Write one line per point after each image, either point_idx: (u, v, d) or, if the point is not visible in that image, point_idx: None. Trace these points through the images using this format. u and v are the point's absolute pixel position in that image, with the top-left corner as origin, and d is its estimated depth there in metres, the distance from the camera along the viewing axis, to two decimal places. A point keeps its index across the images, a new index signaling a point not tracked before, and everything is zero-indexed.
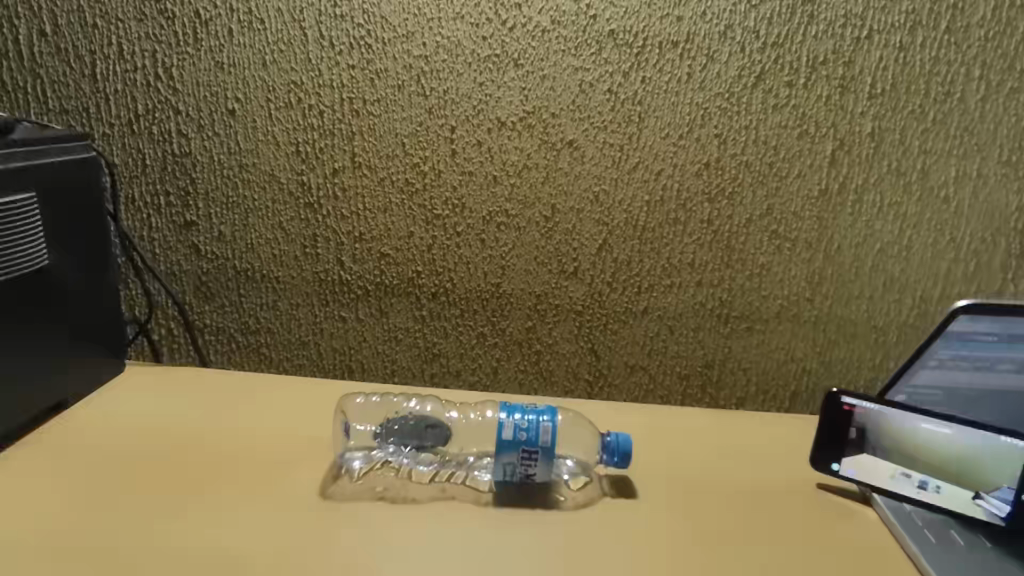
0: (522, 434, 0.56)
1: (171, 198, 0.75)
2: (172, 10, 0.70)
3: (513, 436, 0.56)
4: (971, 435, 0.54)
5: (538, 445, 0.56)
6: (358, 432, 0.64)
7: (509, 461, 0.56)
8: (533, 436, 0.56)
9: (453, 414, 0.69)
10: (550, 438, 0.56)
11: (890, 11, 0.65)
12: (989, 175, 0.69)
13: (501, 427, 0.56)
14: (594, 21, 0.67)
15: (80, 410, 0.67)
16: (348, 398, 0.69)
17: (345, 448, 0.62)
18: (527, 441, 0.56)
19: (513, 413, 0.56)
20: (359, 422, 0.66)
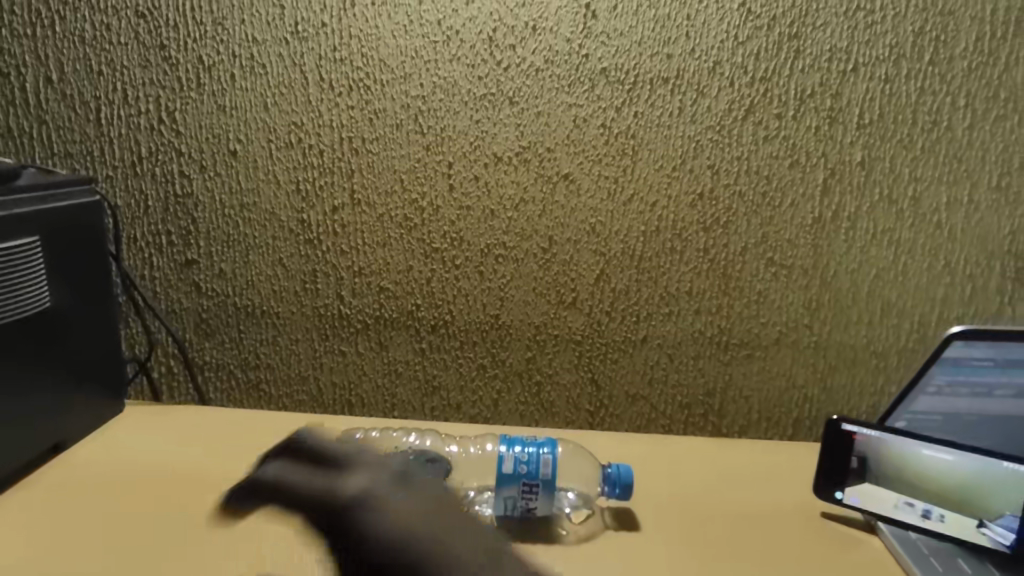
0: (522, 467, 0.56)
1: (172, 237, 0.76)
2: (175, 57, 0.72)
3: (513, 470, 0.56)
4: (973, 461, 0.53)
5: (538, 478, 0.56)
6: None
7: (509, 494, 0.56)
8: (533, 469, 0.56)
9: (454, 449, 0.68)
10: (551, 471, 0.56)
11: (874, 45, 0.67)
12: (980, 201, 0.70)
13: (501, 460, 0.56)
14: (587, 60, 0.69)
15: (80, 449, 0.66)
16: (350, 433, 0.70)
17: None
18: (527, 474, 0.56)
19: (513, 446, 0.57)
20: None
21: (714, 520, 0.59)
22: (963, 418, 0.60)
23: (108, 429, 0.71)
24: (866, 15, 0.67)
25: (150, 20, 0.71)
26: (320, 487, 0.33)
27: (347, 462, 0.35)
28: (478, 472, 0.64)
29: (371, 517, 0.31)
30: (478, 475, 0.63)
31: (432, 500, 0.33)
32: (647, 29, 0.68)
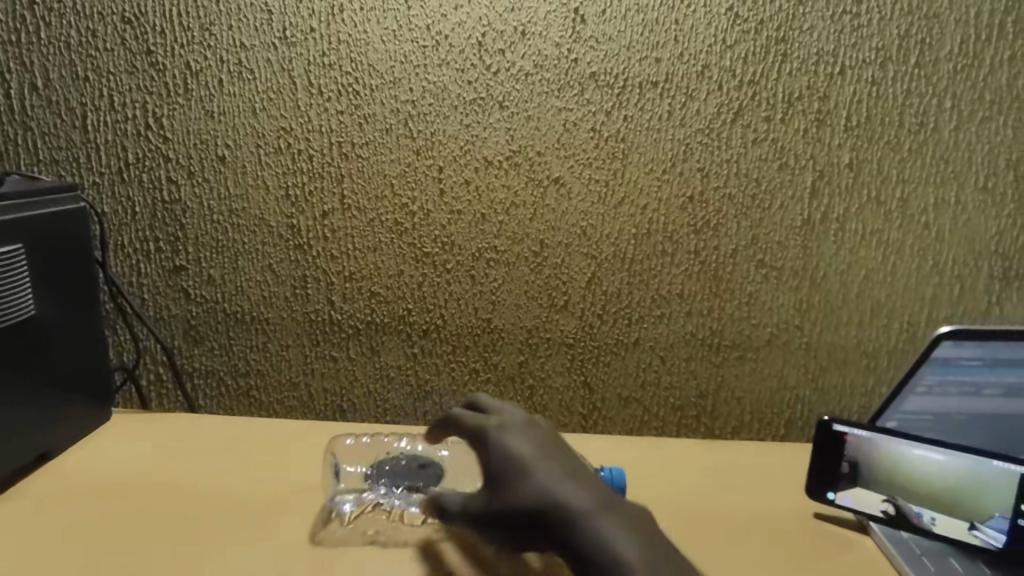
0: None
1: (161, 244, 0.75)
2: (162, 62, 0.71)
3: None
4: (962, 461, 0.53)
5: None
6: (347, 474, 0.63)
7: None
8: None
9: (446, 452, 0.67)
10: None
11: (860, 48, 0.68)
12: (967, 201, 0.70)
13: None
14: (576, 64, 0.69)
15: (66, 458, 0.66)
16: (337, 440, 0.70)
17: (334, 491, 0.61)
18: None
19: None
20: (349, 464, 0.65)
21: (706, 522, 0.59)
22: (953, 418, 0.60)
23: (95, 438, 0.70)
24: (852, 18, 0.67)
25: (136, 26, 0.71)
26: (474, 425, 0.57)
27: (495, 411, 0.59)
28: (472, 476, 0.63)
29: (505, 438, 0.54)
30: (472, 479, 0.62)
31: (543, 438, 0.55)
32: (635, 33, 0.68)
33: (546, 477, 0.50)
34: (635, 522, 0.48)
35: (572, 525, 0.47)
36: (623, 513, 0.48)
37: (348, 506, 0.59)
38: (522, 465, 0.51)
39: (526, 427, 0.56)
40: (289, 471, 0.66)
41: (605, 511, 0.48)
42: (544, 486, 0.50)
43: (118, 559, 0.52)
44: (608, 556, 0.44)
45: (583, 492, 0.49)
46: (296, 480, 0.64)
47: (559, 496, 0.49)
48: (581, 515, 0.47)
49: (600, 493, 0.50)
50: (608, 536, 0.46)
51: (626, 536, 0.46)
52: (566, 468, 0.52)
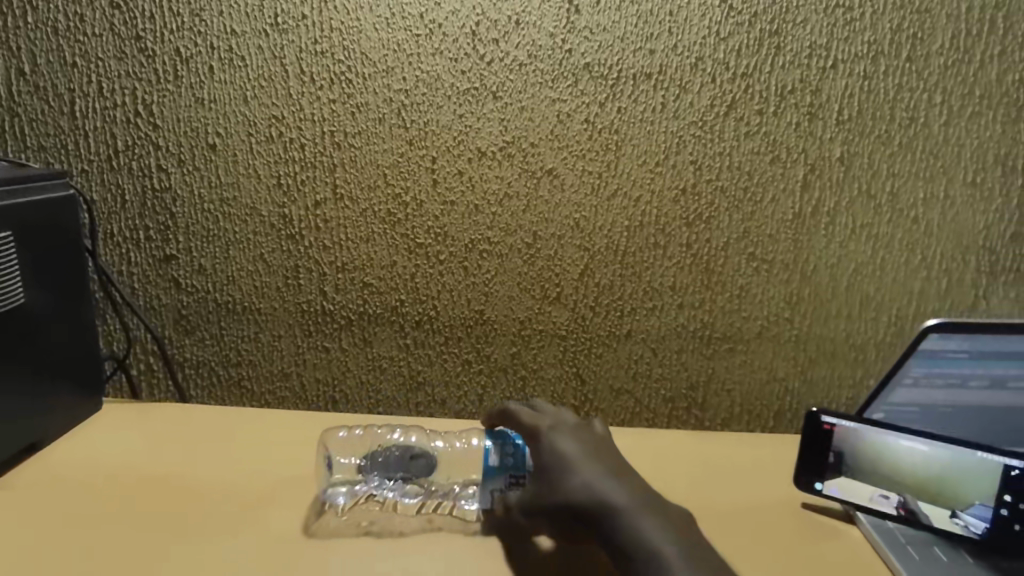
0: (509, 459, 0.57)
1: (151, 233, 0.75)
2: (152, 48, 0.70)
3: (499, 462, 0.57)
4: (947, 451, 0.54)
5: (525, 469, 0.57)
6: (340, 467, 0.63)
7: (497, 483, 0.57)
8: (520, 460, 0.57)
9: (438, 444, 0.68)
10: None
11: (853, 41, 0.68)
12: (956, 196, 0.71)
13: (488, 452, 0.57)
14: (570, 55, 0.69)
15: (57, 448, 0.65)
16: (331, 432, 0.68)
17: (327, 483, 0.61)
18: (514, 466, 0.57)
19: (499, 440, 0.58)
20: (342, 456, 0.65)
21: (697, 510, 0.60)
22: (940, 410, 0.61)
23: (86, 428, 0.70)
24: (845, 12, 0.67)
25: (125, 10, 0.70)
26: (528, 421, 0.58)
27: (549, 411, 0.60)
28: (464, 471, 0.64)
29: (558, 437, 0.55)
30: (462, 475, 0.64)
31: (593, 440, 0.56)
32: (629, 24, 0.68)
33: (592, 474, 0.51)
34: (677, 522, 0.49)
35: (615, 521, 0.48)
36: (666, 514, 0.49)
37: (343, 497, 0.60)
38: (572, 462, 0.52)
39: (577, 430, 0.57)
40: (284, 463, 0.65)
41: (648, 510, 0.49)
42: (591, 483, 0.50)
43: (112, 553, 0.51)
44: (647, 551, 0.45)
45: (627, 491, 0.50)
46: (290, 469, 0.64)
47: (604, 493, 0.50)
48: (624, 512, 0.48)
49: (644, 495, 0.51)
50: (649, 534, 0.46)
51: (666, 535, 0.47)
52: (613, 469, 0.53)
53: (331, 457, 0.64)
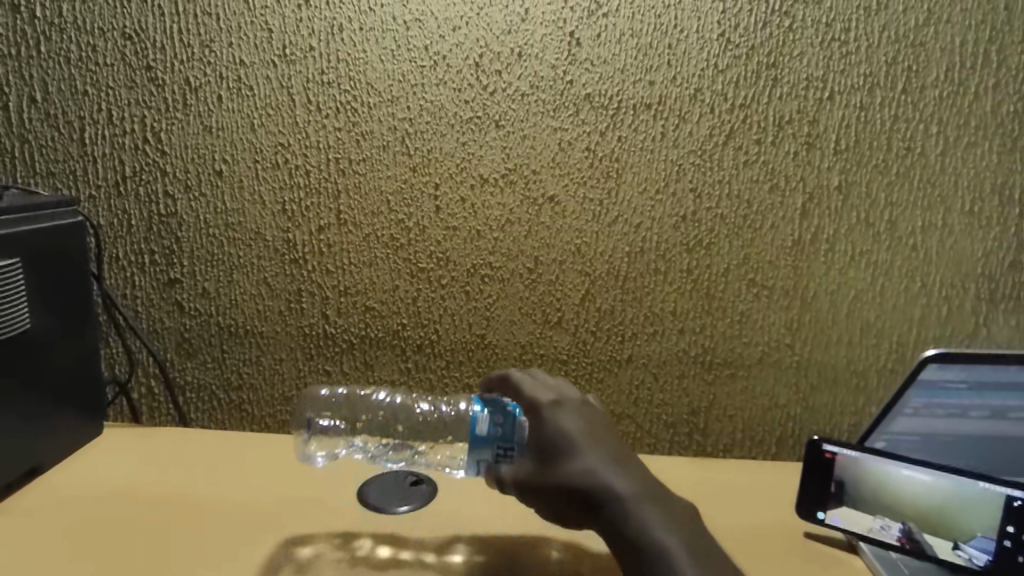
0: (496, 429, 0.54)
1: (156, 257, 0.76)
2: (162, 78, 0.72)
3: (488, 431, 0.54)
4: (949, 481, 0.54)
5: (514, 441, 0.54)
6: (320, 426, 0.69)
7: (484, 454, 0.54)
8: (509, 432, 0.54)
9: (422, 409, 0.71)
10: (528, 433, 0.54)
11: (849, 74, 0.69)
12: (954, 224, 0.71)
13: (476, 422, 0.55)
14: (571, 86, 0.70)
15: (58, 472, 0.65)
16: (315, 389, 0.76)
17: (308, 439, 0.69)
18: (503, 437, 0.54)
19: (489, 410, 0.55)
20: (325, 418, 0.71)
21: None
22: (942, 439, 0.61)
23: (87, 451, 0.70)
24: (840, 45, 0.69)
25: (137, 41, 0.71)
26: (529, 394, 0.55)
27: (551, 386, 0.58)
28: (439, 434, 0.69)
29: (561, 413, 0.53)
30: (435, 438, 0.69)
31: (595, 421, 0.54)
32: (629, 56, 0.70)
33: (596, 457, 0.50)
34: (679, 515, 0.48)
35: (618, 509, 0.47)
36: (667, 505, 0.48)
37: (320, 459, 0.68)
38: (575, 442, 0.51)
39: (579, 409, 0.55)
40: (282, 487, 0.65)
41: (651, 500, 0.48)
42: (594, 467, 0.49)
43: None
44: (648, 539, 0.45)
45: (630, 478, 0.49)
46: (290, 493, 0.64)
47: (607, 479, 0.48)
48: (627, 500, 0.47)
49: (645, 482, 0.49)
50: (653, 525, 0.46)
51: (669, 526, 0.46)
52: (616, 454, 0.51)
53: (313, 417, 0.70)
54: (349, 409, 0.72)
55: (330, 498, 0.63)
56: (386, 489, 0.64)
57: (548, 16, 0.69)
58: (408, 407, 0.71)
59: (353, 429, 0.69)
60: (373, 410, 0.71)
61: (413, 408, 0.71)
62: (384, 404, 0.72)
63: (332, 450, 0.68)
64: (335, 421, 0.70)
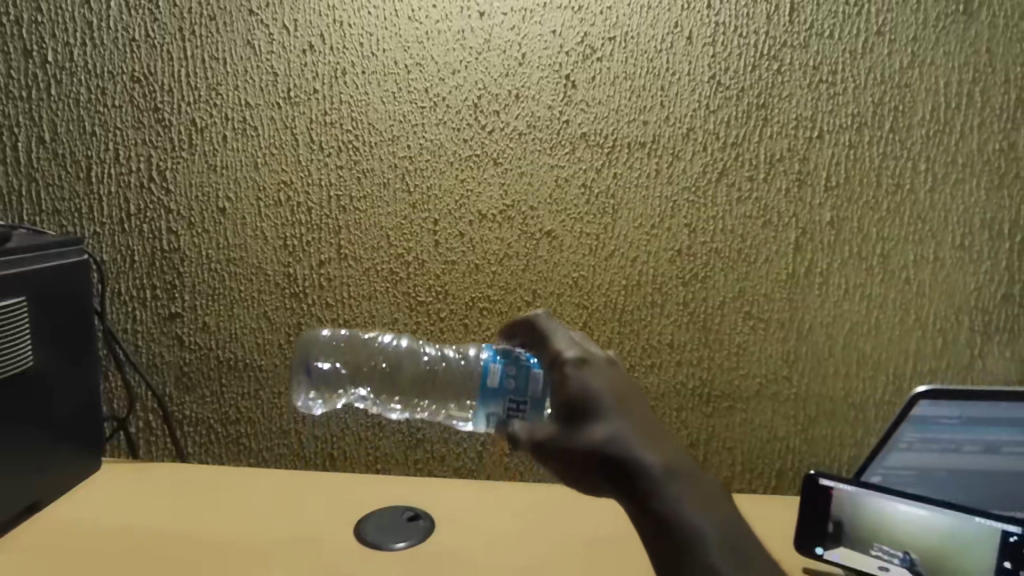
0: (506, 383, 0.55)
1: (157, 291, 0.76)
2: (169, 119, 0.74)
3: (499, 384, 0.55)
4: (945, 518, 0.54)
5: (526, 396, 0.55)
6: (317, 370, 0.69)
7: (494, 407, 0.56)
8: (521, 386, 0.55)
9: (427, 356, 0.68)
10: (540, 388, 0.55)
11: (837, 113, 0.71)
12: (945, 258, 0.73)
13: (487, 374, 0.56)
14: (567, 125, 0.72)
15: (56, 509, 0.65)
16: (314, 332, 0.74)
17: (305, 381, 0.70)
18: (514, 391, 0.55)
19: (502, 361, 0.56)
20: (324, 358, 0.70)
21: None
22: (938, 475, 0.60)
23: (84, 488, 0.69)
24: (828, 87, 0.71)
25: (145, 84, 0.74)
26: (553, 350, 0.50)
27: (577, 341, 0.52)
28: (440, 386, 0.65)
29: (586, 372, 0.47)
30: (434, 392, 0.65)
31: (625, 382, 0.48)
32: (624, 98, 0.72)
33: (625, 425, 0.43)
34: (714, 496, 0.42)
35: (648, 487, 0.41)
36: (703, 484, 0.42)
37: (318, 408, 0.71)
38: (603, 406, 0.44)
39: (608, 369, 0.48)
40: (280, 523, 0.64)
41: (685, 478, 0.42)
42: (623, 437, 0.43)
43: None
44: (684, 526, 0.40)
45: (663, 452, 0.43)
46: (288, 528, 0.64)
47: (637, 450, 0.42)
48: (660, 477, 0.41)
49: (678, 455, 0.43)
50: (686, 509, 0.40)
51: (703, 510, 0.41)
52: (647, 422, 0.45)
53: (311, 359, 0.70)
54: (347, 357, 0.68)
55: (327, 534, 0.63)
56: (383, 526, 0.64)
57: (545, 59, 0.71)
58: (412, 355, 0.68)
59: (349, 377, 0.66)
60: (372, 358, 0.68)
61: (419, 356, 0.68)
62: (384, 350, 0.69)
63: (329, 398, 0.69)
64: (330, 363, 0.69)
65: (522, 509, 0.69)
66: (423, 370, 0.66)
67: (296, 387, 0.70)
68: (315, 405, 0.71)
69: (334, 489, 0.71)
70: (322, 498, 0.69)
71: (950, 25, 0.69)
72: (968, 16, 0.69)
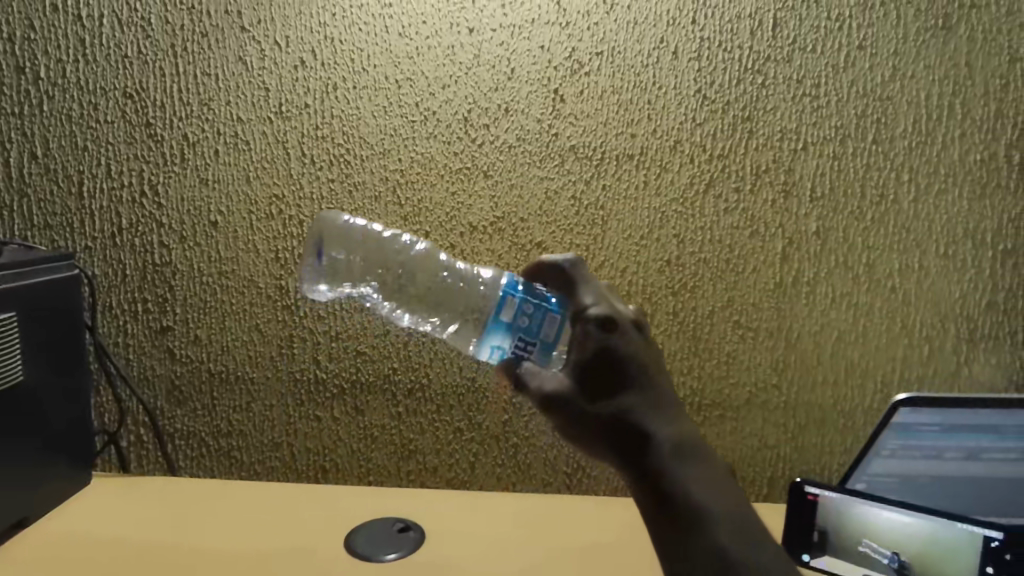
0: (517, 319, 0.48)
1: (149, 305, 0.77)
2: (161, 133, 0.74)
3: (512, 319, 0.48)
4: (928, 524, 0.55)
5: (538, 337, 0.48)
6: (329, 259, 0.59)
7: (499, 344, 0.49)
8: (535, 326, 0.48)
9: (446, 274, 0.61)
10: (554, 332, 0.48)
11: (821, 126, 0.72)
12: (930, 267, 0.74)
13: (501, 305, 0.48)
14: (556, 138, 0.73)
15: (46, 523, 0.65)
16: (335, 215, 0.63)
17: (314, 270, 0.60)
18: (526, 330, 0.48)
19: (522, 295, 0.48)
20: (334, 250, 0.59)
21: None
22: (922, 481, 0.61)
23: (73, 502, 0.69)
24: (812, 100, 0.72)
25: (137, 100, 0.74)
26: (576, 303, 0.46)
27: (603, 291, 0.48)
28: (452, 306, 0.58)
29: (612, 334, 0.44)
30: (445, 311, 0.58)
31: (648, 348, 0.46)
32: (612, 111, 0.73)
33: (642, 399, 0.43)
34: (721, 474, 0.43)
35: (658, 463, 0.41)
36: (711, 462, 0.43)
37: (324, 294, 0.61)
38: (625, 376, 0.43)
39: (635, 331, 0.46)
40: (271, 535, 0.64)
41: (694, 456, 0.43)
42: (638, 411, 0.43)
43: None
44: (693, 504, 0.40)
45: (675, 429, 0.43)
46: (279, 541, 0.63)
47: (651, 425, 0.42)
48: (669, 454, 0.42)
49: (689, 430, 0.44)
50: (694, 486, 0.41)
51: (710, 489, 0.41)
52: (665, 395, 0.44)
53: (324, 247, 0.60)
54: (360, 256, 0.59)
55: (319, 547, 0.63)
56: (374, 537, 0.64)
57: (533, 74, 0.73)
58: (431, 268, 0.61)
59: (359, 274, 0.58)
60: (388, 262, 0.59)
61: (437, 271, 0.61)
62: (403, 253, 0.61)
63: (336, 288, 0.59)
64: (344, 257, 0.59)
65: (514, 520, 0.69)
66: (441, 284, 0.59)
67: (306, 276, 0.61)
68: (322, 293, 0.62)
69: (326, 501, 0.71)
70: (313, 510, 0.69)
71: (930, 39, 0.71)
72: (948, 30, 0.71)
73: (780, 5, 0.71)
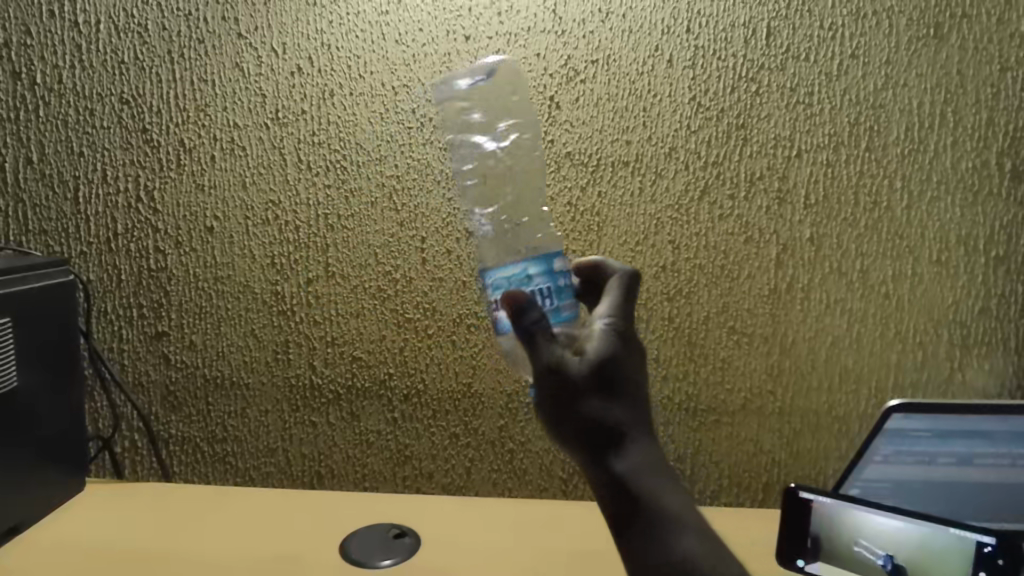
0: (557, 272, 0.50)
1: (144, 310, 0.77)
2: (157, 139, 0.75)
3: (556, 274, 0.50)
4: (919, 528, 0.55)
5: (560, 301, 0.50)
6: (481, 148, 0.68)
7: (529, 275, 0.50)
8: (566, 292, 0.51)
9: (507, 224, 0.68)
10: (570, 311, 0.51)
11: (814, 134, 0.73)
12: (924, 273, 0.74)
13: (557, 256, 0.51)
14: (552, 145, 0.74)
15: (40, 529, 0.64)
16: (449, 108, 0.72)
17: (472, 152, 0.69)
18: (558, 288, 0.50)
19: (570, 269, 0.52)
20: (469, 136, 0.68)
21: None
22: (913, 486, 0.61)
23: (65, 509, 0.68)
24: (805, 107, 0.73)
25: (133, 106, 0.74)
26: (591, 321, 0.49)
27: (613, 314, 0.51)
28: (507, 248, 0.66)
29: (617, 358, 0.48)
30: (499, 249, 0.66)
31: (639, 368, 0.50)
32: (607, 118, 0.73)
33: (631, 415, 0.47)
34: (681, 487, 0.49)
35: (636, 475, 0.46)
36: (674, 476, 0.49)
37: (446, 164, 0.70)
38: (620, 396, 0.47)
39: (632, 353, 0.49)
40: (266, 541, 0.64)
41: (664, 470, 0.48)
42: (623, 427, 0.47)
43: None
44: (661, 512, 0.46)
45: (651, 444, 0.48)
46: (272, 547, 0.63)
47: (630, 441, 0.47)
48: (645, 467, 0.47)
49: (659, 446, 0.49)
50: (661, 498, 0.46)
51: (675, 500, 0.47)
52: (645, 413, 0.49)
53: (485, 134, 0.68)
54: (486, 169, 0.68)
55: (314, 554, 0.62)
56: (368, 544, 0.63)
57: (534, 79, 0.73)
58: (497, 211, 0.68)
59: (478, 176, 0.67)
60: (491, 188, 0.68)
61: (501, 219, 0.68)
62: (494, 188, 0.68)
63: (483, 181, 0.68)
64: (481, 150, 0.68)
65: (509, 525, 0.69)
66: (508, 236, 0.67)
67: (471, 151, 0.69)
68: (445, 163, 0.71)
69: (320, 506, 0.71)
70: (307, 515, 0.69)
71: (922, 49, 0.72)
72: (939, 39, 0.71)
73: (773, 15, 0.72)
